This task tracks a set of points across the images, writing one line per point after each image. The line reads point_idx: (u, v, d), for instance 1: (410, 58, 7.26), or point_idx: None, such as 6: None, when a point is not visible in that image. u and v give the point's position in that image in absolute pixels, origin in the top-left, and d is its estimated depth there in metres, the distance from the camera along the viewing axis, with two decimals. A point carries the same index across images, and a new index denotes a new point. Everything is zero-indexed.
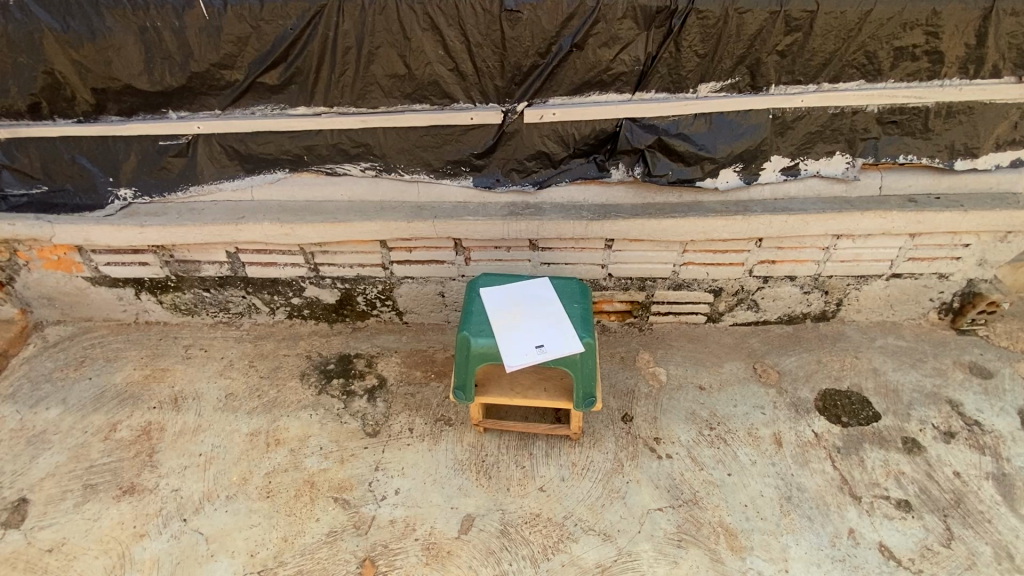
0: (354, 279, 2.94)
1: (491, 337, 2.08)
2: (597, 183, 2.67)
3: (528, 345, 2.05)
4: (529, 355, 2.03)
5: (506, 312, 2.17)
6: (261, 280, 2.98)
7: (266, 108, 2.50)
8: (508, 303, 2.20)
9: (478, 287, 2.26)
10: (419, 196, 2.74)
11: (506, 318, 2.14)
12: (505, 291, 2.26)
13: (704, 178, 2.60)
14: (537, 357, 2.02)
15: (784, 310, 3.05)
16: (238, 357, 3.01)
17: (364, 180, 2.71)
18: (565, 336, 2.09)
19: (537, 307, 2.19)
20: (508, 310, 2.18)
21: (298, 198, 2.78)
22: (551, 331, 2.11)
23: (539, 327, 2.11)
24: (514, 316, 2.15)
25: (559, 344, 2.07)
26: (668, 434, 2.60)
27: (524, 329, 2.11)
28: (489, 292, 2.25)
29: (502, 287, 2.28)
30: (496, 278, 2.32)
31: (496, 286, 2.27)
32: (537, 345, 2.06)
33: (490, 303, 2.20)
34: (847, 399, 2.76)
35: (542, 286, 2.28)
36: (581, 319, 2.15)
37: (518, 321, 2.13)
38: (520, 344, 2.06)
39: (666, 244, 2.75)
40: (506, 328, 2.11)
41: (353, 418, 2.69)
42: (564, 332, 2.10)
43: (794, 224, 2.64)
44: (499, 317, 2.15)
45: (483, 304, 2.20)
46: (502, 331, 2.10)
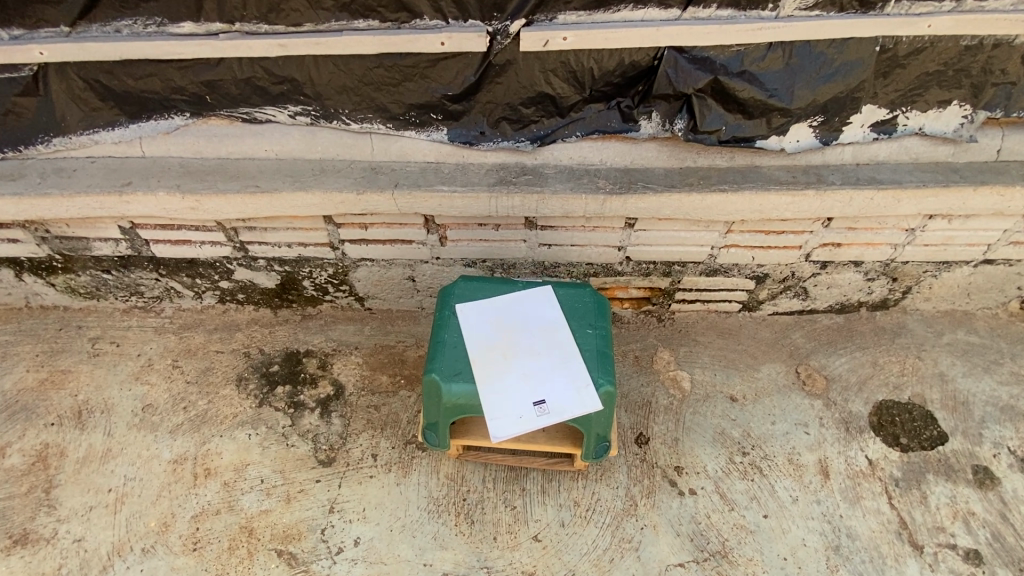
0: (296, 261, 2.25)
1: (467, 385, 1.55)
2: (619, 139, 1.94)
3: (525, 402, 1.55)
4: (526, 416, 1.52)
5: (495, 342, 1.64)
6: (175, 261, 2.29)
7: (134, 24, 1.70)
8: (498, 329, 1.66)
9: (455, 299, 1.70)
10: (373, 155, 1.99)
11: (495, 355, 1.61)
12: (494, 310, 1.70)
13: (768, 136, 1.88)
14: (537, 420, 1.52)
15: (838, 298, 2.46)
16: (159, 355, 2.41)
17: (295, 130, 1.95)
18: (577, 384, 1.57)
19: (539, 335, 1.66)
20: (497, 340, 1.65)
21: (208, 154, 2.03)
22: (557, 376, 1.59)
23: (541, 372, 1.59)
24: (505, 351, 1.62)
25: (568, 397, 1.55)
26: (692, 463, 2.13)
27: (521, 374, 1.59)
28: (471, 308, 1.70)
29: (490, 298, 1.73)
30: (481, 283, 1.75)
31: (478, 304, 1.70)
32: (538, 400, 1.55)
33: (473, 328, 1.65)
34: (907, 415, 2.28)
35: (545, 300, 1.73)
36: (599, 356, 1.61)
37: (512, 361, 1.61)
38: (514, 399, 1.55)
39: (705, 223, 2.07)
40: (495, 371, 1.58)
41: (302, 441, 2.16)
42: (575, 377, 1.58)
43: (882, 201, 1.97)
44: (486, 352, 1.61)
45: (464, 330, 1.65)
46: (490, 377, 1.57)
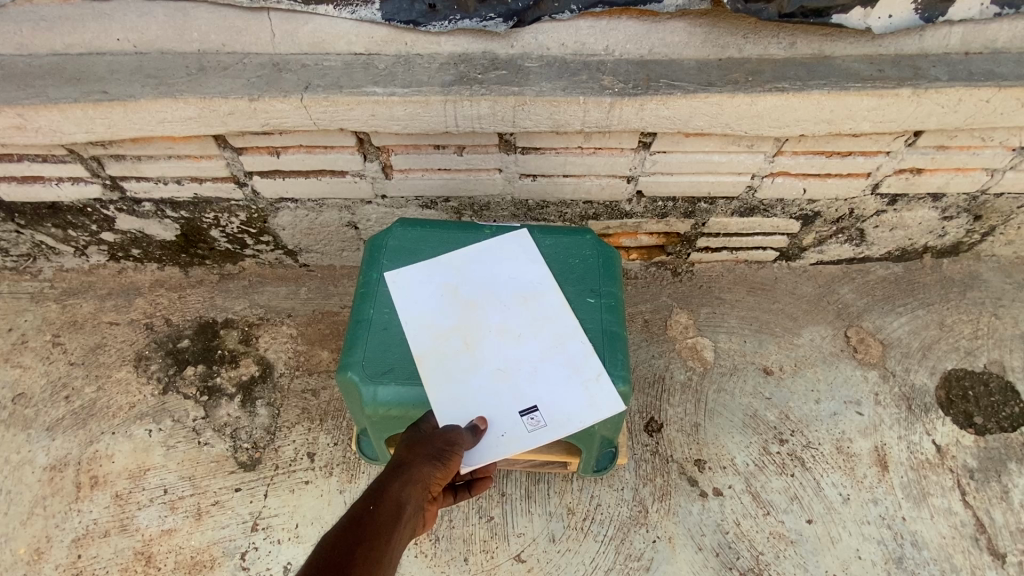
0: (194, 203, 1.68)
1: (393, 385, 1.15)
2: (631, 14, 1.33)
3: (505, 412, 1.14)
4: (508, 432, 1.12)
5: (454, 333, 1.22)
6: (32, 206, 1.72)
7: None
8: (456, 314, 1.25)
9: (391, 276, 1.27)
10: (277, 45, 1.38)
11: (455, 352, 1.20)
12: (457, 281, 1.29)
13: (850, 7, 1.28)
14: (527, 435, 1.13)
15: (900, 242, 1.95)
16: (35, 329, 1.88)
17: (156, 5, 1.32)
18: (573, 380, 1.17)
19: (514, 315, 1.25)
20: (456, 329, 1.23)
21: (37, 50, 1.41)
22: (545, 372, 1.18)
23: (522, 369, 1.19)
24: (468, 343, 1.21)
25: (564, 400, 1.15)
26: (717, 455, 1.68)
27: (494, 374, 1.18)
28: (418, 284, 1.27)
29: (441, 270, 1.29)
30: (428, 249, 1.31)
31: (432, 275, 1.28)
32: (522, 407, 1.15)
33: (425, 310, 1.23)
34: (983, 388, 1.82)
35: (519, 266, 1.30)
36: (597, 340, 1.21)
37: (488, 348, 1.21)
38: (489, 410, 1.14)
39: (748, 142, 1.51)
40: (461, 371, 1.17)
41: (218, 438, 1.68)
42: (569, 370, 1.18)
43: (998, 106, 1.41)
44: (443, 348, 1.19)
45: (414, 309, 1.23)
46: (452, 383, 1.16)
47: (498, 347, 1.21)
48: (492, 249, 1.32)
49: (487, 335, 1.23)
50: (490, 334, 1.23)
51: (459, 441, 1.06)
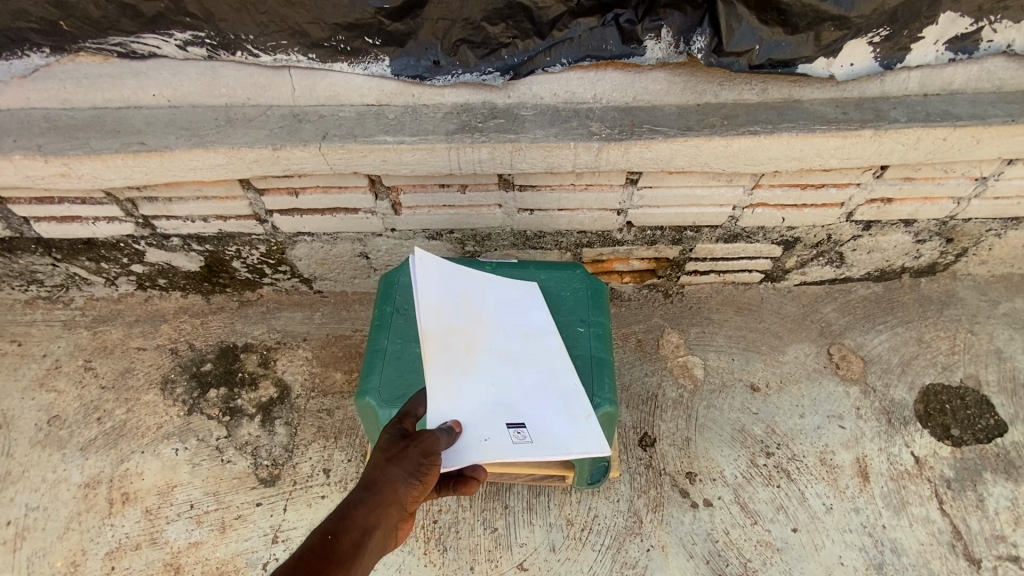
0: (218, 238, 1.82)
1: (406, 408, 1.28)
2: (617, 67, 1.47)
3: (495, 424, 1.16)
4: (494, 441, 1.12)
5: (461, 345, 1.29)
6: (69, 242, 1.86)
7: None
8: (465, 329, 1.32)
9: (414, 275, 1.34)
10: (298, 98, 1.53)
11: (458, 362, 1.26)
12: (466, 294, 1.39)
13: (814, 58, 1.42)
14: (512, 446, 1.12)
15: (879, 264, 2.06)
16: (69, 355, 2.01)
17: (190, 66, 1.47)
18: (562, 413, 1.22)
19: (517, 344, 1.34)
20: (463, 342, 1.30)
21: (81, 105, 1.56)
22: (538, 399, 1.24)
23: (514, 391, 1.25)
24: (471, 357, 1.28)
25: (553, 426, 1.19)
26: (707, 468, 1.78)
27: (490, 392, 1.23)
28: (434, 283, 1.36)
29: (454, 279, 1.40)
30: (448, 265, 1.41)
31: (444, 283, 1.38)
32: (512, 423, 1.18)
33: (435, 310, 1.32)
34: (959, 401, 1.92)
35: (524, 304, 1.42)
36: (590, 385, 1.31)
37: (484, 364, 1.28)
38: (480, 417, 1.16)
39: (728, 177, 1.64)
40: (455, 376, 1.23)
41: (240, 456, 1.80)
42: (561, 404, 1.25)
43: (955, 144, 1.54)
44: (444, 347, 1.27)
45: (426, 303, 1.31)
46: (448, 387, 1.20)
47: (499, 368, 1.28)
48: (501, 282, 1.45)
49: (489, 356, 1.30)
50: (493, 354, 1.30)
51: (435, 448, 1.05)
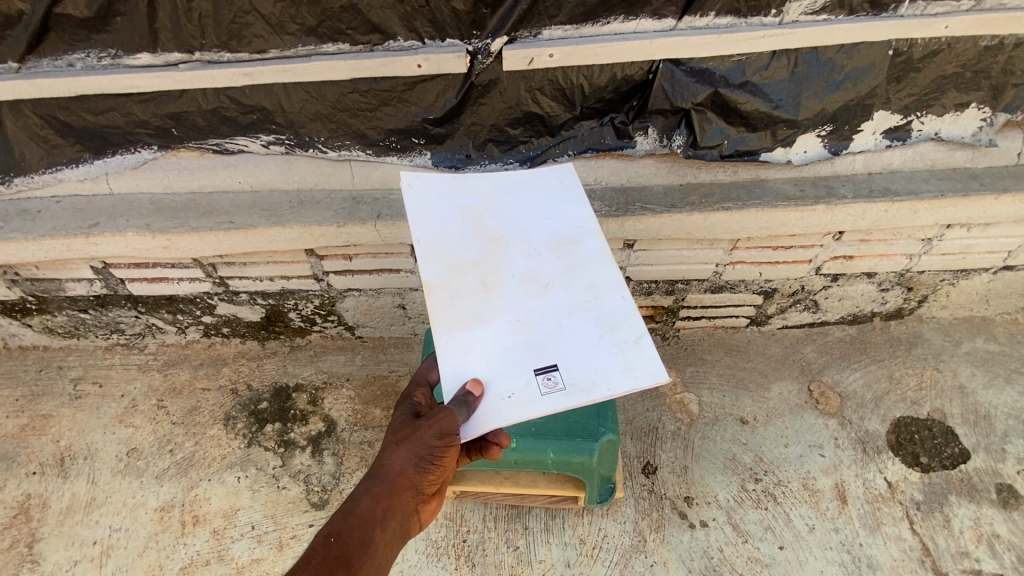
0: (280, 293, 2.16)
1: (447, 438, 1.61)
2: (614, 157, 1.82)
3: (523, 374, 1.14)
4: (520, 396, 1.11)
5: (474, 286, 1.25)
6: (153, 298, 2.19)
7: (88, 57, 1.56)
8: (477, 266, 1.27)
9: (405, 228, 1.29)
10: (355, 183, 1.88)
11: (475, 306, 1.22)
12: (487, 227, 1.34)
13: (774, 149, 1.76)
14: (542, 398, 1.11)
15: (850, 309, 2.35)
16: (143, 394, 2.32)
17: (270, 159, 1.84)
18: (598, 343, 1.18)
19: (537, 266, 1.29)
20: (475, 283, 1.25)
21: (179, 189, 1.92)
22: (572, 329, 1.20)
23: (545, 321, 1.21)
24: (489, 294, 1.24)
25: (592, 361, 1.16)
26: (703, 492, 2.02)
27: (518, 328, 1.20)
28: (451, 224, 1.32)
29: (473, 215, 1.35)
30: (445, 201, 1.36)
31: (462, 220, 1.34)
32: (543, 368, 1.15)
33: (454, 250, 1.28)
34: (926, 432, 2.16)
35: (551, 222, 1.36)
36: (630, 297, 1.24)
37: (511, 298, 1.24)
38: (504, 369, 1.14)
39: (709, 241, 1.97)
40: (481, 318, 1.20)
41: (294, 483, 2.08)
42: (598, 329, 1.20)
43: (896, 214, 1.86)
44: (468, 289, 1.24)
45: (442, 245, 1.28)
46: (472, 332, 1.19)
47: (520, 302, 1.24)
48: (523, 208, 1.38)
49: (514, 287, 1.25)
50: (513, 287, 1.25)
51: (451, 430, 1.10)
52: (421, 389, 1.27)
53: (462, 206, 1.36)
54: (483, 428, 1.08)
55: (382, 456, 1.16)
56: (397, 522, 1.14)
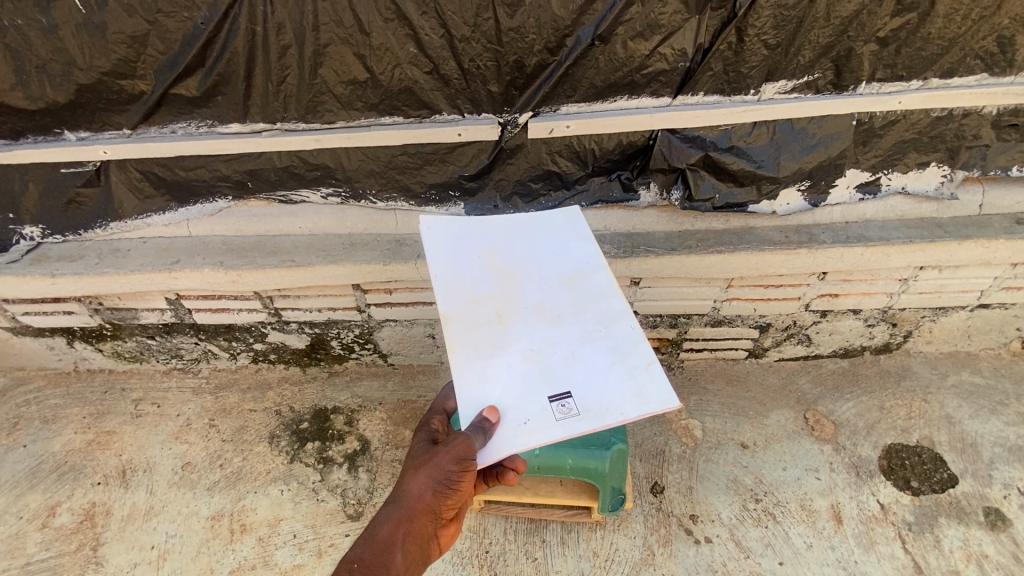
0: (325, 323, 2.44)
1: None
2: (621, 207, 2.11)
3: (539, 402, 1.32)
4: (538, 421, 1.28)
5: (495, 322, 1.45)
6: (214, 326, 2.49)
7: (188, 126, 1.89)
8: (497, 305, 1.48)
9: (433, 273, 1.51)
10: (398, 227, 2.19)
11: (496, 342, 1.41)
12: (503, 269, 1.56)
13: (760, 201, 2.04)
14: (558, 423, 1.28)
15: (841, 343, 2.56)
16: (197, 414, 2.56)
17: (327, 208, 2.15)
18: (608, 370, 1.36)
19: (552, 304, 1.49)
20: (497, 319, 1.45)
21: (247, 232, 2.23)
22: (584, 360, 1.38)
23: (557, 351, 1.40)
24: (508, 330, 1.43)
25: (602, 388, 1.33)
26: (707, 511, 2.19)
27: (534, 358, 1.39)
28: (471, 267, 1.54)
29: (491, 259, 1.57)
30: (468, 248, 1.58)
31: (481, 262, 1.56)
32: (557, 396, 1.32)
33: (475, 289, 1.50)
34: (917, 457, 2.32)
35: (561, 263, 1.57)
36: (637, 328, 1.42)
37: (527, 331, 1.44)
38: (523, 398, 1.32)
39: (707, 280, 2.23)
40: (500, 350, 1.40)
41: (332, 496, 2.29)
42: (609, 358, 1.38)
43: (871, 257, 2.11)
44: (488, 323, 1.44)
45: (465, 285, 1.50)
46: (492, 363, 1.38)
47: (537, 336, 1.43)
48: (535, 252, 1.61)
49: (530, 321, 1.45)
50: (530, 323, 1.45)
51: (468, 454, 1.25)
52: (438, 417, 1.46)
53: (484, 253, 1.58)
54: (502, 452, 1.24)
55: (403, 482, 1.29)
56: (418, 545, 1.26)
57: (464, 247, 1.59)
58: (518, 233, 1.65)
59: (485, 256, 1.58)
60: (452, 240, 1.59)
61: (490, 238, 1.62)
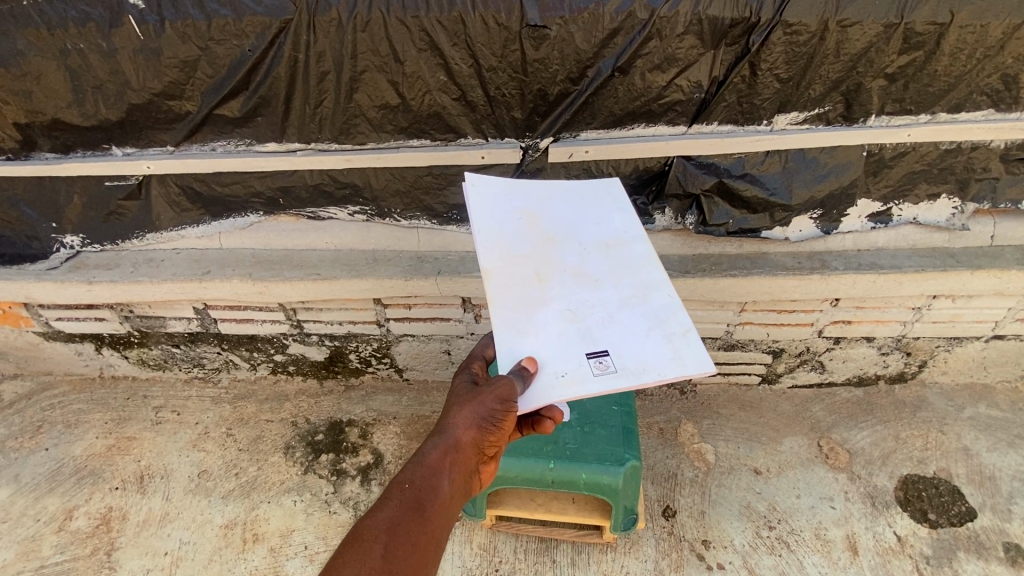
0: (345, 336, 2.50)
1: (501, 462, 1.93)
2: None
3: (576, 358, 1.30)
4: (575, 376, 1.27)
5: (533, 282, 1.42)
6: (237, 337, 2.57)
7: (228, 144, 2.01)
8: (536, 264, 1.45)
9: (474, 225, 1.46)
10: (420, 244, 2.27)
11: (534, 299, 1.39)
12: (542, 229, 1.53)
13: (773, 228, 2.09)
14: (595, 379, 1.26)
15: (855, 371, 2.56)
16: (215, 423, 2.61)
17: (353, 224, 2.24)
18: (647, 335, 1.34)
19: (590, 269, 1.47)
20: (535, 279, 1.43)
21: (275, 246, 2.33)
22: (621, 323, 1.37)
23: (595, 313, 1.38)
24: (546, 289, 1.41)
25: (640, 350, 1.31)
26: (719, 536, 2.17)
27: (572, 317, 1.37)
28: (512, 224, 1.51)
29: (531, 218, 1.55)
30: (507, 206, 1.54)
31: (521, 221, 1.53)
32: (595, 354, 1.31)
33: (515, 245, 1.46)
34: (934, 489, 2.28)
35: (601, 228, 1.55)
36: (675, 297, 1.41)
37: (565, 292, 1.42)
38: (561, 354, 1.30)
39: (720, 304, 2.27)
40: (538, 306, 1.38)
41: (344, 508, 2.31)
42: (647, 323, 1.36)
43: (884, 285, 2.15)
44: (526, 280, 1.42)
45: (505, 241, 1.47)
46: (530, 319, 1.36)
47: (574, 298, 1.41)
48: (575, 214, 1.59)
49: (568, 283, 1.44)
50: (567, 286, 1.43)
51: (511, 395, 1.24)
52: (478, 361, 1.44)
53: (524, 212, 1.55)
54: (540, 402, 1.23)
55: (447, 416, 1.27)
56: (462, 477, 1.23)
57: (505, 203, 1.55)
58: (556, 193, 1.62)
59: (525, 215, 1.55)
60: (490, 196, 1.55)
61: (529, 198, 1.59)
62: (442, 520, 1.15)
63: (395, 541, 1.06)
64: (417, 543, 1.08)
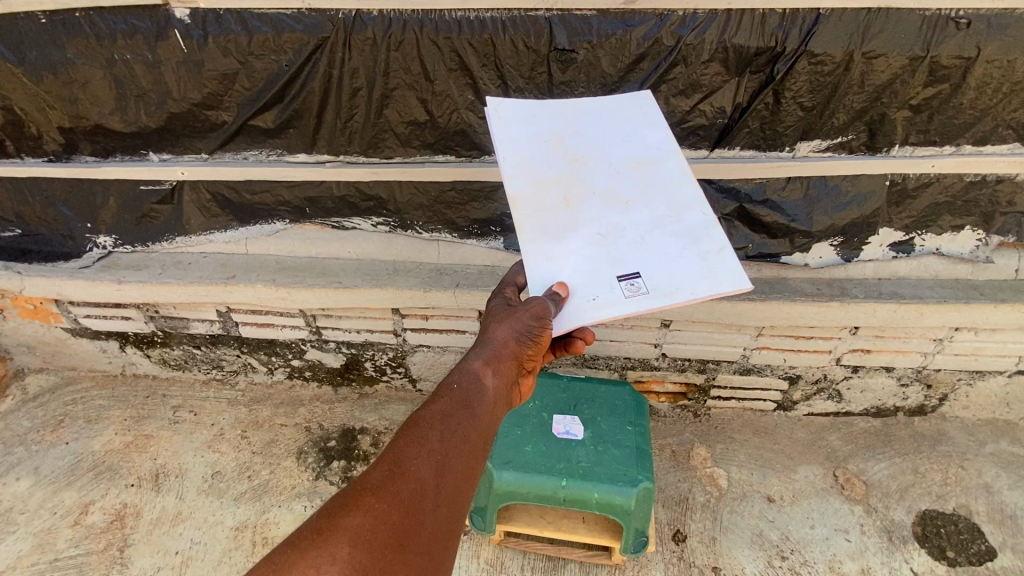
0: (362, 344, 2.55)
1: (513, 474, 1.94)
2: None
3: (607, 283, 1.31)
4: (606, 299, 1.28)
5: (562, 206, 1.42)
6: (257, 340, 2.62)
7: (260, 153, 2.08)
8: (564, 188, 1.43)
9: (500, 153, 1.45)
10: (439, 257, 2.30)
11: (563, 224, 1.39)
12: (569, 153, 1.50)
13: (792, 253, 2.11)
14: (626, 301, 1.27)
15: (873, 402, 2.52)
16: (230, 425, 2.65)
17: (375, 235, 2.29)
18: (679, 257, 1.32)
19: (620, 189, 1.44)
20: (565, 203, 1.42)
21: (299, 253, 2.38)
22: (652, 244, 1.35)
23: (625, 235, 1.37)
24: (576, 213, 1.41)
25: (672, 271, 1.30)
26: (730, 563, 2.14)
27: (602, 241, 1.37)
28: (538, 149, 1.49)
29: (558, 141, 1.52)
30: (533, 132, 1.51)
31: (547, 144, 1.50)
32: (625, 277, 1.31)
33: (541, 171, 1.45)
34: (953, 526, 2.22)
35: (635, 148, 1.51)
36: (710, 214, 1.37)
37: (595, 214, 1.40)
38: (591, 277, 1.31)
39: (737, 327, 2.27)
40: (569, 231, 1.38)
41: None
42: (681, 242, 1.35)
43: (905, 314, 2.12)
44: (554, 206, 1.41)
45: (532, 168, 1.45)
46: (559, 245, 1.36)
47: (604, 221, 1.40)
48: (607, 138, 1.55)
49: (597, 206, 1.42)
50: (597, 208, 1.42)
51: (546, 314, 1.25)
52: (510, 288, 1.42)
53: (549, 135, 1.52)
54: (572, 325, 1.25)
55: (486, 332, 1.27)
56: (505, 386, 1.21)
57: (531, 130, 1.52)
58: (587, 118, 1.59)
59: (551, 138, 1.52)
60: (516, 123, 1.52)
61: (556, 123, 1.56)
62: (490, 420, 1.12)
63: (449, 435, 1.02)
64: (468, 437, 1.05)
